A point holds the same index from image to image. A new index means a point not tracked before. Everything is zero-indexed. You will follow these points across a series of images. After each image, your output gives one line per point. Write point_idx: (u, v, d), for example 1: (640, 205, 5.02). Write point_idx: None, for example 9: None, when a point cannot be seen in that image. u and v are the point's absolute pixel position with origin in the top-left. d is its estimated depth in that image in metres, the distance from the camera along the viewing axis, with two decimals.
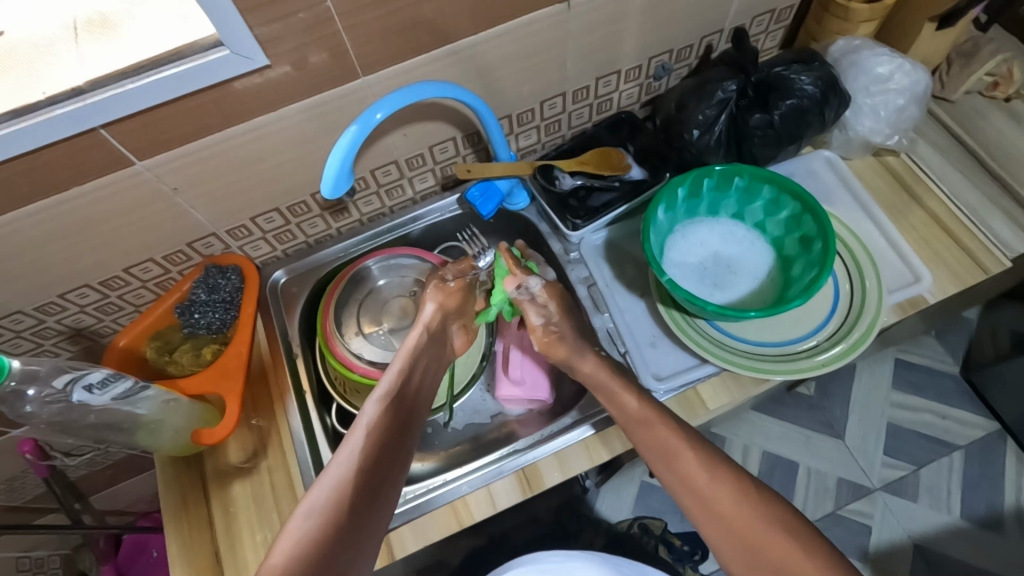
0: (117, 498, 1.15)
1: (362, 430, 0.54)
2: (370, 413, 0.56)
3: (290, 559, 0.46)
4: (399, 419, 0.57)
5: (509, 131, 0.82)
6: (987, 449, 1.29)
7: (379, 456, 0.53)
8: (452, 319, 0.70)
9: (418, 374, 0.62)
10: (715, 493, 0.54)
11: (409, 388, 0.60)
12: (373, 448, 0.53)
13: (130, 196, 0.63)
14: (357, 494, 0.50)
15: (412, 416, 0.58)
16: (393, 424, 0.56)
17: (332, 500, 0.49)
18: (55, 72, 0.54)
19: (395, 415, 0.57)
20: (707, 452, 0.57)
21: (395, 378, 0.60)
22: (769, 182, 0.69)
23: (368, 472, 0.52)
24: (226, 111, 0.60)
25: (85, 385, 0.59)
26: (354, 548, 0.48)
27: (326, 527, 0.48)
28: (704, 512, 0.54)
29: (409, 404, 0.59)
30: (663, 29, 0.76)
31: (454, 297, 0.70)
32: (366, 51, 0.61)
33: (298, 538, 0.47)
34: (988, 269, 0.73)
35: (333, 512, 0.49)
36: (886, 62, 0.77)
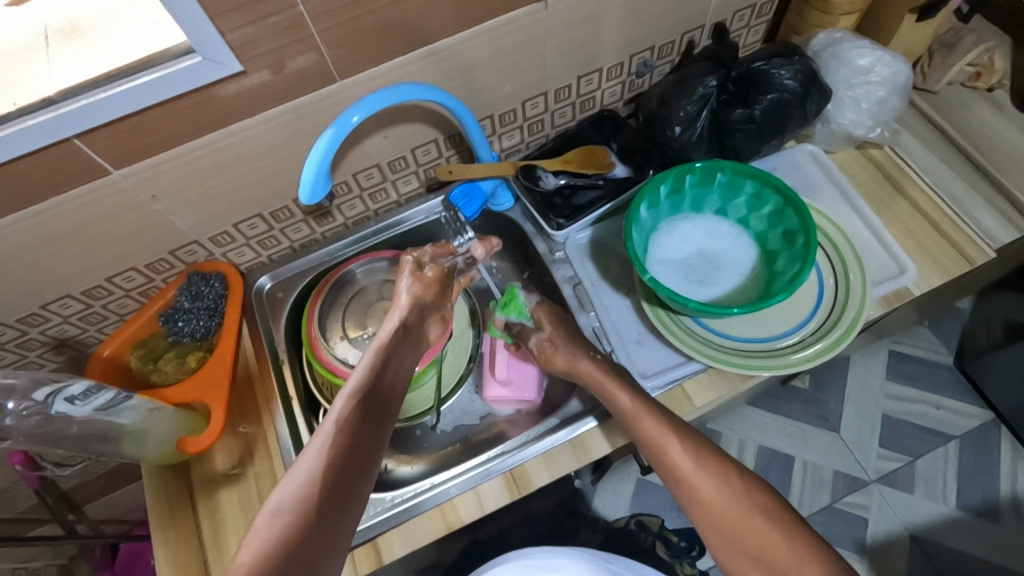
0: (113, 506, 1.14)
1: (331, 426, 0.53)
2: (340, 407, 0.55)
3: (255, 559, 0.46)
4: (370, 411, 0.55)
5: (491, 131, 0.82)
6: (982, 438, 1.29)
7: (349, 450, 0.52)
8: (426, 308, 0.66)
9: (392, 364, 0.60)
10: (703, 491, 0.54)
11: (381, 379, 0.58)
12: (342, 444, 0.52)
13: (108, 205, 0.63)
14: (325, 491, 0.50)
15: (384, 409, 0.57)
16: (364, 418, 0.55)
17: (300, 498, 0.49)
18: (25, 82, 0.54)
19: (367, 411, 0.55)
20: (696, 450, 0.57)
21: (366, 370, 0.58)
22: (751, 177, 0.69)
23: (336, 469, 0.51)
24: (202, 117, 0.60)
25: (66, 397, 0.59)
26: (324, 545, 0.48)
27: (293, 526, 0.47)
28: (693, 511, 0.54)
29: (381, 397, 0.57)
30: (643, 25, 0.76)
31: (428, 285, 0.66)
32: (342, 53, 0.61)
33: (265, 537, 0.47)
34: (973, 260, 0.73)
35: (299, 510, 0.48)
36: (867, 53, 0.77)
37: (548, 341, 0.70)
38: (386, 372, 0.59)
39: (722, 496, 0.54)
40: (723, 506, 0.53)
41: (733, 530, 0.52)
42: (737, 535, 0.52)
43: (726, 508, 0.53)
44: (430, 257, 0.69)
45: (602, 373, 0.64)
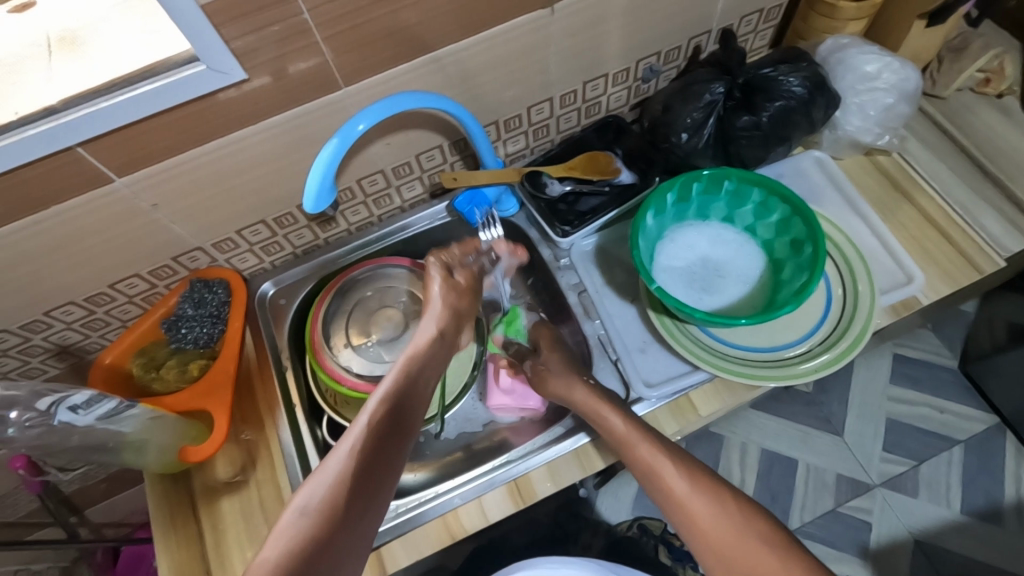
0: (115, 510, 1.14)
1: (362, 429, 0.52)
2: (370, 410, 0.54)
3: (279, 559, 0.44)
4: (399, 416, 0.54)
5: (496, 137, 0.82)
6: (985, 442, 1.28)
7: (376, 454, 0.51)
8: (458, 313, 0.65)
9: (424, 371, 0.59)
10: (705, 511, 0.53)
11: (414, 386, 0.57)
12: (369, 449, 0.51)
13: (109, 213, 0.62)
14: (352, 497, 0.48)
15: (413, 417, 0.55)
16: (393, 426, 0.53)
17: (326, 499, 0.48)
18: (24, 91, 0.53)
19: (397, 417, 0.54)
20: (699, 469, 0.56)
21: (400, 374, 0.57)
22: (757, 185, 0.69)
23: (363, 474, 0.50)
24: (205, 126, 0.59)
25: (69, 406, 0.59)
26: (344, 550, 0.47)
27: (319, 528, 0.46)
28: (695, 535, 0.53)
29: (412, 403, 0.56)
30: (648, 31, 0.75)
31: (460, 292, 0.66)
32: (346, 60, 0.60)
33: (290, 538, 0.46)
34: (982, 269, 0.72)
35: (326, 513, 0.47)
36: (874, 60, 0.76)
37: (543, 365, 0.72)
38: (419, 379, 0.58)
39: (725, 516, 0.52)
40: (723, 526, 0.52)
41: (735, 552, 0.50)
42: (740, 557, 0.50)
43: (724, 529, 0.51)
44: (458, 260, 0.68)
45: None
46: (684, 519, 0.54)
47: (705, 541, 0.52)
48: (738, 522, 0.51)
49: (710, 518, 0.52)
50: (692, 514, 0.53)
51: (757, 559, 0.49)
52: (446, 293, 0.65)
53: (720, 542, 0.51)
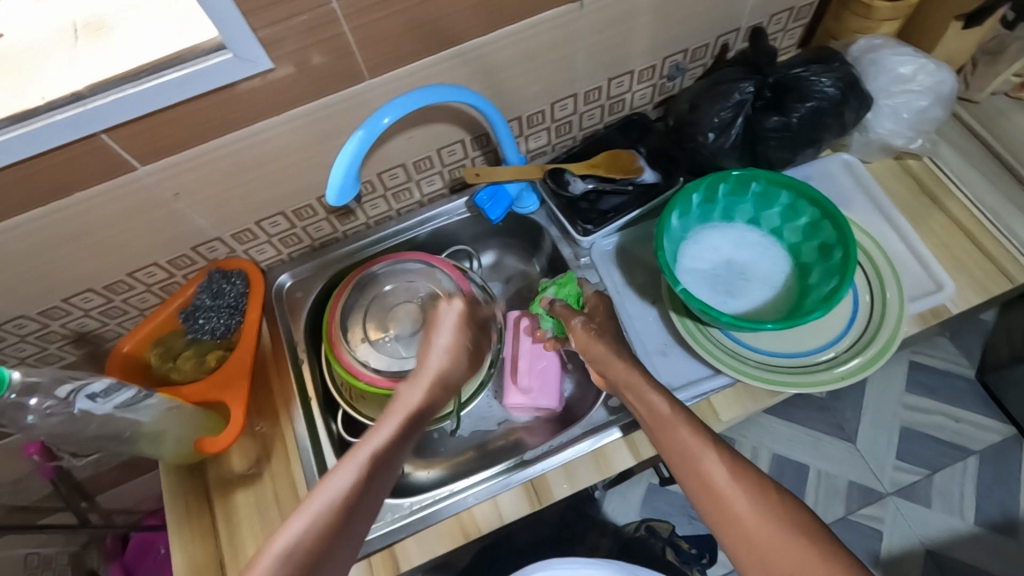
0: (125, 497, 1.13)
1: (350, 468, 0.51)
2: (363, 449, 0.52)
3: None
4: (393, 456, 0.53)
5: (518, 133, 0.81)
6: (1002, 453, 1.26)
7: (367, 493, 0.50)
8: (458, 356, 0.64)
9: (422, 412, 0.58)
10: (746, 508, 0.48)
11: (408, 429, 0.56)
12: (355, 491, 0.50)
13: (131, 202, 0.62)
14: (328, 542, 0.47)
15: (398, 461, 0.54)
16: (382, 469, 0.52)
17: (304, 544, 0.46)
18: (51, 76, 0.53)
19: (387, 460, 0.53)
20: (744, 463, 0.51)
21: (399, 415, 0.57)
22: (786, 188, 0.67)
23: (352, 512, 0.49)
24: (230, 115, 0.59)
25: (88, 394, 0.58)
26: None
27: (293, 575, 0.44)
28: (732, 529, 0.48)
29: (401, 448, 0.55)
30: (676, 27, 0.74)
31: (455, 331, 0.66)
32: (371, 52, 0.59)
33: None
34: (1014, 279, 0.70)
35: (309, 553, 0.46)
36: (909, 61, 0.74)
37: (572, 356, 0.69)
38: (421, 419, 0.58)
39: (770, 520, 0.47)
40: (765, 530, 0.46)
41: (775, 555, 0.45)
42: (786, 565, 0.45)
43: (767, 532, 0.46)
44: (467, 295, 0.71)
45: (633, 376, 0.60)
46: (721, 510, 0.49)
47: (744, 538, 0.47)
48: (782, 523, 0.46)
49: (754, 516, 0.47)
50: (731, 512, 0.48)
51: (797, 561, 0.44)
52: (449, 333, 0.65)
53: (760, 542, 0.46)
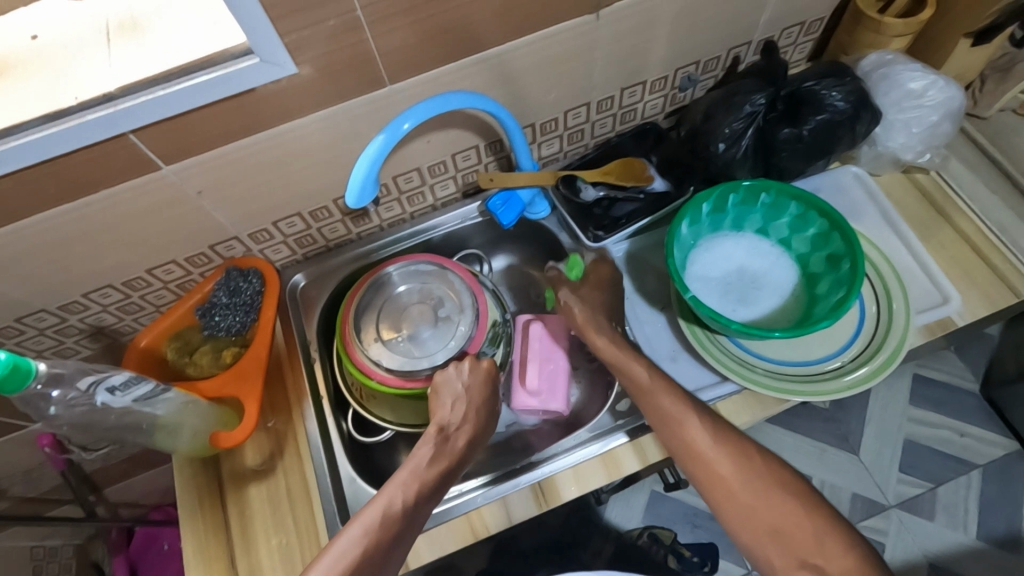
0: (131, 491, 1.14)
1: (374, 518, 0.56)
2: (386, 502, 0.57)
3: None
4: (418, 509, 0.58)
5: (531, 140, 0.82)
6: (1007, 469, 1.26)
7: (391, 542, 0.55)
8: (485, 411, 0.67)
9: (447, 472, 0.62)
10: (732, 469, 0.55)
11: (433, 489, 0.60)
12: (380, 541, 0.55)
13: (155, 198, 0.63)
14: None
15: (419, 517, 0.58)
16: (403, 524, 0.56)
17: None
18: (85, 76, 0.55)
19: (408, 517, 0.57)
20: (728, 431, 0.58)
21: (427, 472, 0.60)
22: (796, 199, 0.69)
23: (377, 560, 0.53)
24: (254, 117, 0.60)
25: (108, 387, 0.59)
26: None
27: None
28: (719, 491, 0.55)
29: (424, 504, 0.59)
30: (690, 39, 0.75)
31: (479, 385, 0.67)
32: (393, 58, 0.61)
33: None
34: (1020, 293, 0.71)
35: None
36: (920, 77, 0.75)
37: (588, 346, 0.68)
38: (450, 472, 0.62)
39: (755, 481, 0.54)
40: (750, 490, 0.54)
41: (759, 511, 0.53)
42: (769, 521, 0.52)
43: (752, 491, 0.53)
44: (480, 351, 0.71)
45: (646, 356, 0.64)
46: (708, 473, 0.56)
47: (731, 499, 0.54)
48: (765, 479, 0.54)
49: (739, 477, 0.54)
50: (719, 477, 0.55)
51: (782, 514, 0.52)
52: (472, 386, 0.67)
53: (746, 501, 0.53)
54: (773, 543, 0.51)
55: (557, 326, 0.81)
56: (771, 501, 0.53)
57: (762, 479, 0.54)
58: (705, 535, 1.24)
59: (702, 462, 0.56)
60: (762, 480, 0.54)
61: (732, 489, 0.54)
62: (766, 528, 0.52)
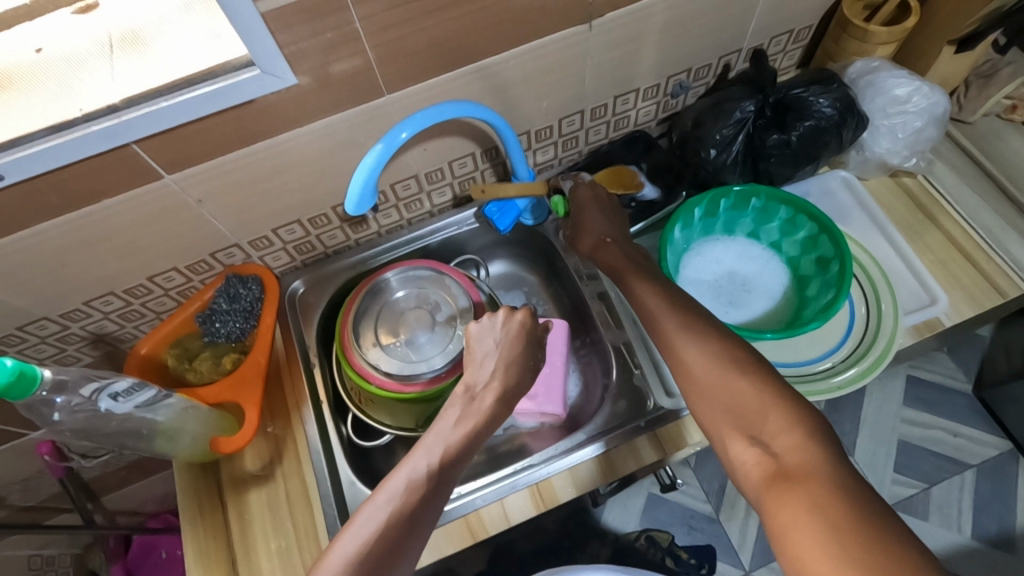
0: (130, 499, 1.14)
1: (401, 486, 0.54)
2: (412, 469, 0.55)
3: None
4: (448, 474, 0.55)
5: (527, 147, 0.83)
6: (998, 468, 1.27)
7: (418, 511, 0.52)
8: (519, 367, 0.63)
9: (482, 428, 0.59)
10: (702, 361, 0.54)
11: (463, 450, 0.57)
12: (410, 508, 0.52)
13: (156, 207, 0.64)
14: (383, 555, 0.49)
15: (449, 479, 0.56)
16: (434, 487, 0.54)
17: (362, 552, 0.49)
18: (89, 89, 0.56)
19: (437, 480, 0.55)
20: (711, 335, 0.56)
21: (456, 433, 0.58)
22: (786, 203, 0.70)
23: (409, 527, 0.52)
24: (254, 127, 0.61)
25: (111, 394, 0.60)
26: None
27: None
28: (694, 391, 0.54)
29: (454, 465, 0.56)
30: (682, 48, 0.77)
31: (512, 339, 0.64)
32: (390, 68, 0.62)
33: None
34: (1006, 294, 0.73)
35: (366, 560, 0.49)
36: (905, 83, 0.77)
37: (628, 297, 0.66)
38: (480, 433, 0.58)
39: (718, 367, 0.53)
40: (713, 375, 0.53)
41: (722, 394, 0.52)
42: (728, 400, 0.51)
43: (712, 375, 0.53)
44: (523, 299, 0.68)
45: (649, 289, 0.64)
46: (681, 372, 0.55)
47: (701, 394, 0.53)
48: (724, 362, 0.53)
49: (706, 368, 0.54)
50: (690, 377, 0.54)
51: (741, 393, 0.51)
52: (503, 341, 0.64)
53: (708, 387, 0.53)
54: (730, 422, 0.50)
55: (563, 330, 0.80)
56: (734, 383, 0.51)
57: (725, 364, 0.53)
58: (702, 538, 1.25)
59: (672, 352, 0.57)
60: (724, 363, 0.53)
61: (693, 375, 0.54)
62: (723, 409, 0.51)
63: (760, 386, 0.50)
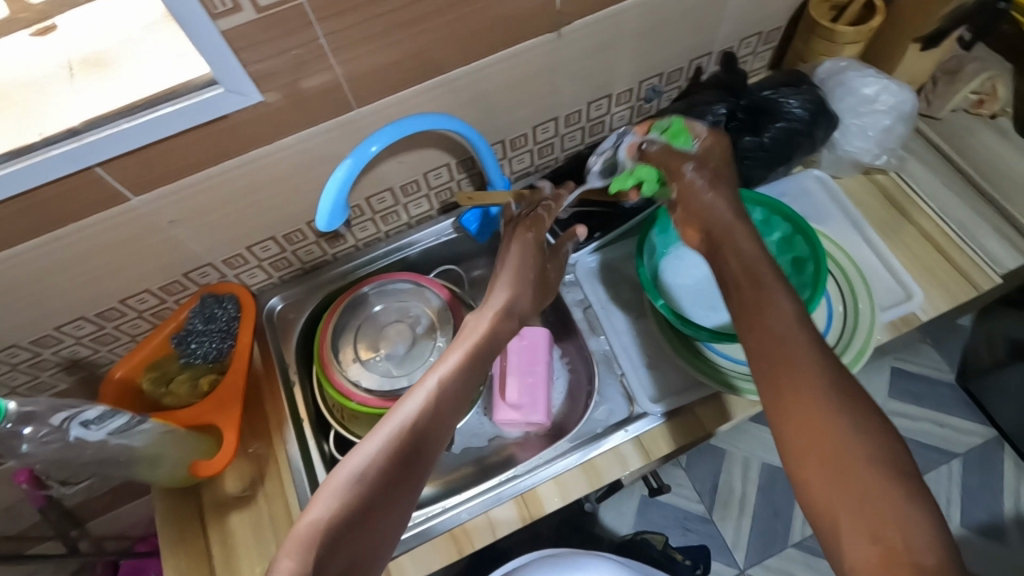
0: (115, 524, 1.13)
1: (415, 400, 0.54)
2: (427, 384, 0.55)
3: (332, 519, 0.46)
4: (457, 395, 0.56)
5: (502, 155, 0.83)
6: (985, 457, 1.29)
7: (427, 431, 0.52)
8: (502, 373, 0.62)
9: (488, 354, 0.60)
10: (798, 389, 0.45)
11: (472, 372, 0.58)
12: (424, 423, 0.52)
13: (125, 230, 0.63)
14: (398, 468, 0.49)
15: (461, 399, 0.56)
16: (447, 406, 0.55)
17: (378, 464, 0.49)
18: (50, 113, 0.55)
19: (449, 400, 0.55)
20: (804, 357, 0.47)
21: (466, 356, 0.59)
22: (759, 205, 0.71)
23: (423, 443, 0.52)
24: (223, 144, 0.60)
25: (82, 421, 0.60)
26: (382, 514, 0.48)
27: (369, 491, 0.47)
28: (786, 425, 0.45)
29: (464, 389, 0.57)
30: (653, 52, 0.77)
31: (521, 258, 0.67)
32: (360, 84, 0.62)
33: (345, 498, 0.47)
34: (979, 286, 0.74)
35: (381, 478, 0.48)
36: (873, 83, 0.78)
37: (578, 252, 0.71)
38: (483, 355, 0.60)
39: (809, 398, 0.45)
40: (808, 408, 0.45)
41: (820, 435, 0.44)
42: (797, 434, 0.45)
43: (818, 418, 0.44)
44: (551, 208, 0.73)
45: None
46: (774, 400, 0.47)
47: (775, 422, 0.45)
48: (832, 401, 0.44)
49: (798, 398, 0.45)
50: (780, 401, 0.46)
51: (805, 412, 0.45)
52: (512, 262, 0.67)
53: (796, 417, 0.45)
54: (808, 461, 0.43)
55: (544, 336, 0.80)
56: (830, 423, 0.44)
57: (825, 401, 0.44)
58: (696, 538, 1.25)
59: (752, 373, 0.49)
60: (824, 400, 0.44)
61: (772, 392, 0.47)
62: (810, 442, 0.44)
63: (858, 424, 0.43)
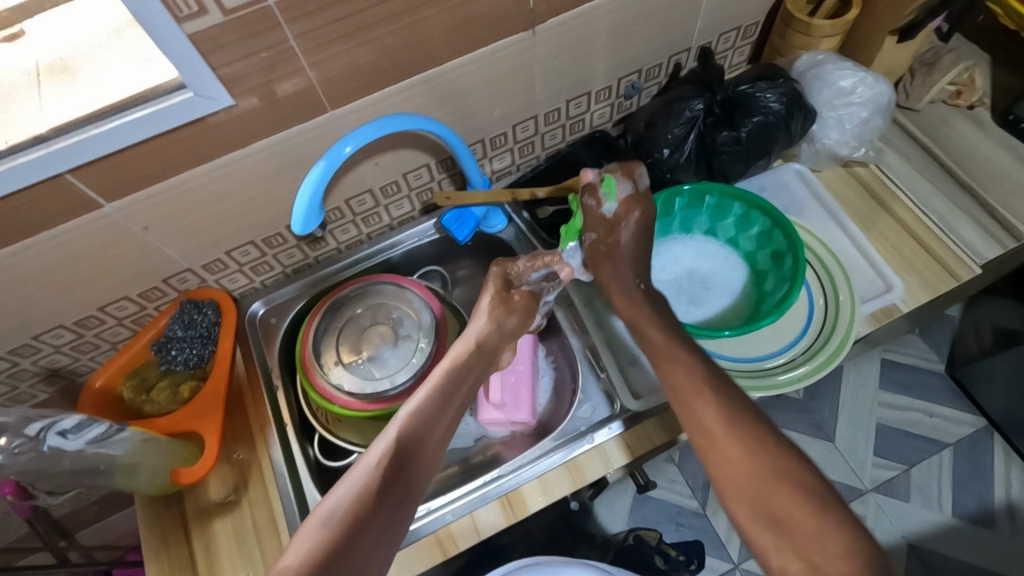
0: (104, 533, 1.12)
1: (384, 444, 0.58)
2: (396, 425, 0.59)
3: (303, 561, 0.50)
4: (425, 431, 0.60)
5: (482, 155, 0.83)
6: (975, 445, 1.29)
7: (392, 477, 0.56)
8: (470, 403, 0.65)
9: (456, 386, 0.65)
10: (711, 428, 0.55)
11: (438, 405, 0.62)
12: (393, 462, 0.57)
13: (100, 237, 0.63)
14: (369, 506, 0.54)
15: (430, 435, 0.60)
16: (415, 444, 0.58)
17: (348, 506, 0.53)
18: (17, 120, 0.54)
19: (416, 435, 0.59)
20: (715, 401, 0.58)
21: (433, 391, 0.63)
22: (738, 199, 0.71)
23: (393, 482, 0.56)
24: (196, 149, 0.60)
25: (59, 431, 0.59)
26: (357, 550, 0.51)
27: (339, 531, 0.52)
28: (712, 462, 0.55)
29: (432, 424, 0.61)
30: (630, 49, 0.77)
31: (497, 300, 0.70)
32: (333, 85, 0.62)
33: (317, 538, 0.51)
34: (959, 277, 0.74)
35: (347, 520, 0.52)
36: (850, 75, 0.78)
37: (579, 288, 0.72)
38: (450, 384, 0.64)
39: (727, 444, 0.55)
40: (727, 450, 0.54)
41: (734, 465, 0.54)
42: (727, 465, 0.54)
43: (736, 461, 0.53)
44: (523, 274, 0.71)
45: None
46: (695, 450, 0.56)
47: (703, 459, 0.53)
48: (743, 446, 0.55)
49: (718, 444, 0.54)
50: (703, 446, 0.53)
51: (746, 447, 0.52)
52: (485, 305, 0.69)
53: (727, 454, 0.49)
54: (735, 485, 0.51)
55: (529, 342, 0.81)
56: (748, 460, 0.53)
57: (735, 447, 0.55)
58: (690, 533, 1.26)
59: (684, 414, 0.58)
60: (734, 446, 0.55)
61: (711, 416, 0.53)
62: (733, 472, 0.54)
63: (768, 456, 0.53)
